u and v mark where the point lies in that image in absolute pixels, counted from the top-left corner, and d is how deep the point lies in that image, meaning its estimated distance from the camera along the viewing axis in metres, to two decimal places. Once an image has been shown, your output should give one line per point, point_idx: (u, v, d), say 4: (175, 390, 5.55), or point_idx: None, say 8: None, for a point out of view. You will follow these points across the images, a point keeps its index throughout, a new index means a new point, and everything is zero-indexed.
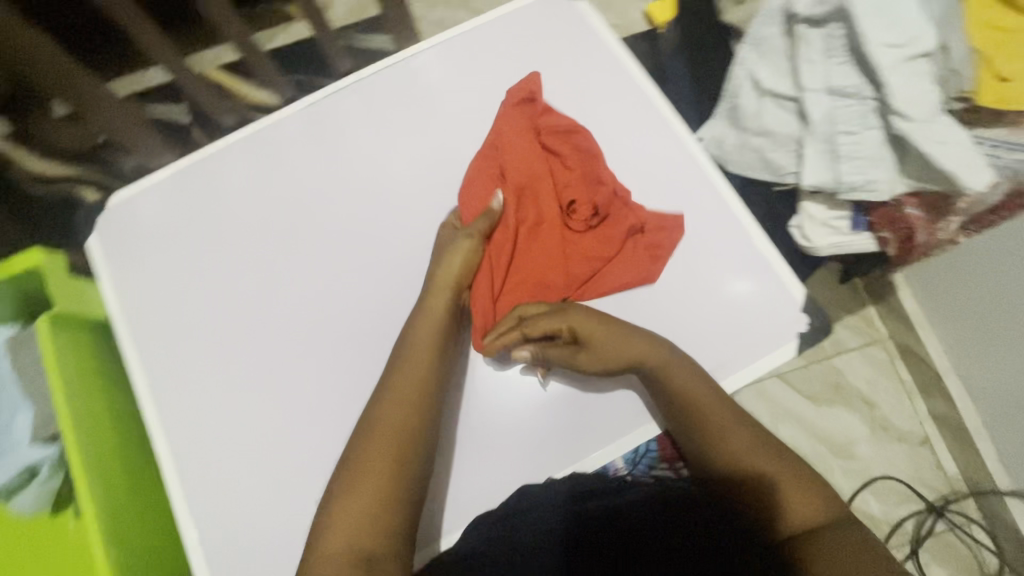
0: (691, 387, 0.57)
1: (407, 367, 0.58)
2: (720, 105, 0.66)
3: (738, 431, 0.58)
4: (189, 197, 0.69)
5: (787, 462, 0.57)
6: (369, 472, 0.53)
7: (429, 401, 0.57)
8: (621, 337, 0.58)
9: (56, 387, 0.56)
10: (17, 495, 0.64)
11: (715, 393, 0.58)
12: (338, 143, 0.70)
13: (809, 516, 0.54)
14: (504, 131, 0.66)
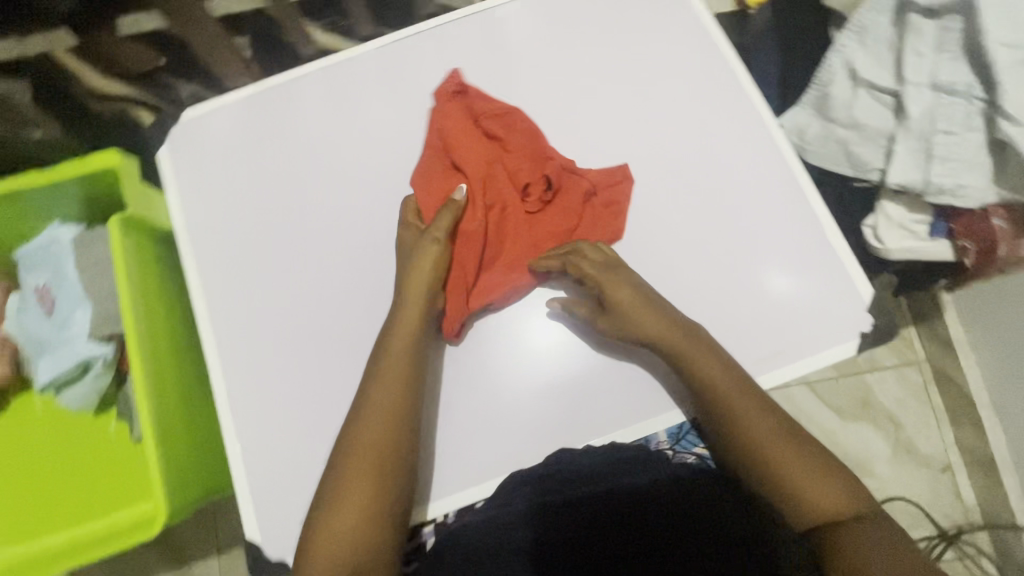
0: (711, 376, 0.56)
1: (390, 365, 0.57)
2: (808, 92, 0.65)
3: (762, 420, 0.55)
4: (261, 122, 0.69)
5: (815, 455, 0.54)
6: (359, 475, 0.53)
7: (410, 405, 0.56)
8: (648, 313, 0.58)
9: (122, 282, 0.57)
10: (72, 386, 0.67)
11: (734, 379, 0.56)
12: (414, 85, 0.70)
13: (832, 506, 0.51)
14: (449, 126, 0.65)
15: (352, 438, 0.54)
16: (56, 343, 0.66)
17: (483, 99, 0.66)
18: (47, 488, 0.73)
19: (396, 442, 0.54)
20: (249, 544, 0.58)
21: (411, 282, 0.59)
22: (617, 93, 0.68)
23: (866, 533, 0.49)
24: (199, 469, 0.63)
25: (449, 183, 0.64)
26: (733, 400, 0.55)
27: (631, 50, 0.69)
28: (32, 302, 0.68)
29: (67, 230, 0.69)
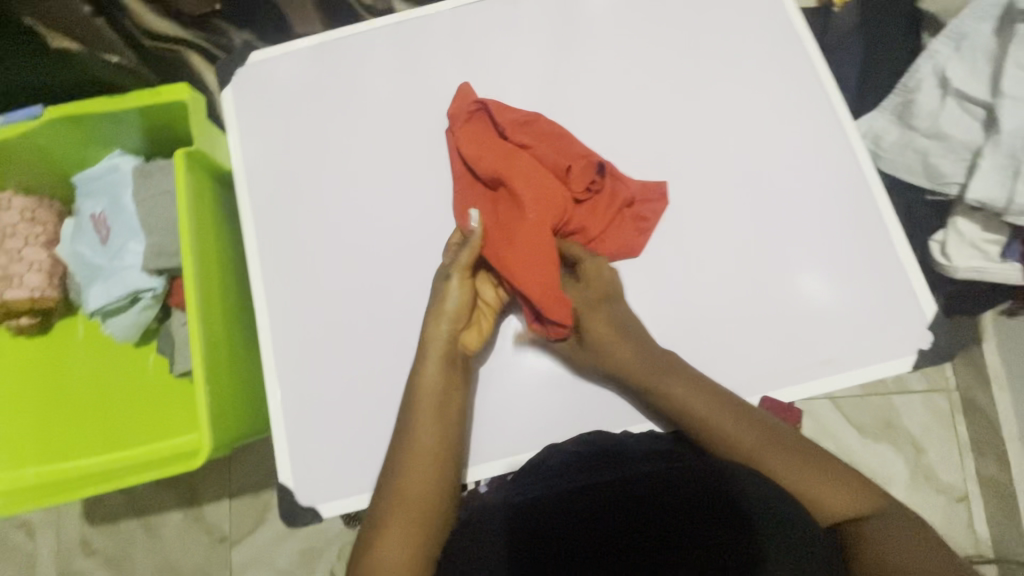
0: (687, 401, 0.55)
1: (421, 409, 0.55)
2: (892, 96, 0.67)
3: (748, 438, 0.53)
4: (324, 72, 0.68)
5: (813, 457, 0.52)
6: (402, 507, 0.51)
7: (449, 434, 0.55)
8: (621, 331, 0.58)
9: (183, 211, 0.60)
10: (118, 314, 0.68)
11: (706, 398, 0.55)
12: (484, 48, 0.68)
13: (843, 506, 0.50)
14: (465, 142, 0.62)
15: (399, 474, 0.53)
16: (106, 269, 0.68)
17: (508, 108, 0.63)
18: (77, 414, 0.74)
19: (438, 479, 0.53)
20: (279, 487, 0.58)
21: (441, 309, 0.57)
22: (692, 76, 0.66)
23: (877, 529, 0.48)
24: (233, 406, 0.65)
25: (470, 203, 0.61)
26: (715, 424, 0.54)
27: (711, 34, 0.67)
28: (86, 228, 0.70)
29: (127, 161, 0.71)
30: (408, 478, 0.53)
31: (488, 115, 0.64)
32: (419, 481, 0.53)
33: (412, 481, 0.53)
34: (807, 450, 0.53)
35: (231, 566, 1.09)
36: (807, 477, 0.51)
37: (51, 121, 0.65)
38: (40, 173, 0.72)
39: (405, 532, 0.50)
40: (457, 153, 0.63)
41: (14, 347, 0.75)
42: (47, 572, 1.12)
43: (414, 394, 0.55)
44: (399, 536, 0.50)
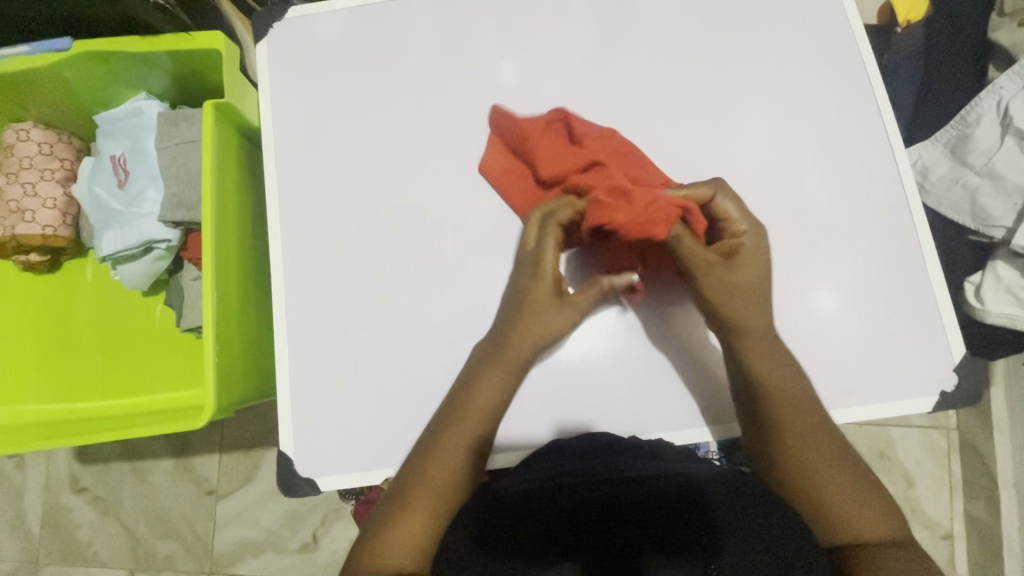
0: (776, 377, 0.53)
1: (487, 370, 0.55)
2: (947, 129, 0.67)
3: (815, 431, 0.52)
4: (366, 36, 0.66)
5: (857, 471, 0.52)
6: (426, 492, 0.51)
7: (487, 428, 0.54)
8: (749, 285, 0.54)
9: (208, 164, 0.59)
10: (128, 262, 0.67)
11: (789, 373, 0.54)
12: (532, 29, 0.66)
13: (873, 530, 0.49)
14: (537, 158, 0.59)
15: (429, 460, 0.52)
16: (122, 214, 0.66)
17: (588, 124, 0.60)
18: (80, 357, 0.73)
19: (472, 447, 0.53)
20: (280, 455, 0.57)
21: (530, 327, 0.55)
22: (744, 84, 0.63)
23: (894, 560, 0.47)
24: (238, 368, 0.64)
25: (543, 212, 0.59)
26: (792, 403, 0.53)
27: (769, 43, 0.65)
28: (106, 169, 0.69)
29: (152, 105, 0.69)
30: (439, 466, 0.52)
31: (565, 127, 0.61)
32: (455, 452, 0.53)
33: (446, 468, 0.52)
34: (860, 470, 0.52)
35: (215, 519, 1.10)
36: (849, 483, 0.51)
37: (77, 56, 0.63)
38: (63, 108, 0.70)
39: (422, 514, 0.50)
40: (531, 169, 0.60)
41: (23, 282, 0.75)
42: (34, 504, 1.13)
43: (477, 361, 0.56)
44: (413, 519, 0.50)
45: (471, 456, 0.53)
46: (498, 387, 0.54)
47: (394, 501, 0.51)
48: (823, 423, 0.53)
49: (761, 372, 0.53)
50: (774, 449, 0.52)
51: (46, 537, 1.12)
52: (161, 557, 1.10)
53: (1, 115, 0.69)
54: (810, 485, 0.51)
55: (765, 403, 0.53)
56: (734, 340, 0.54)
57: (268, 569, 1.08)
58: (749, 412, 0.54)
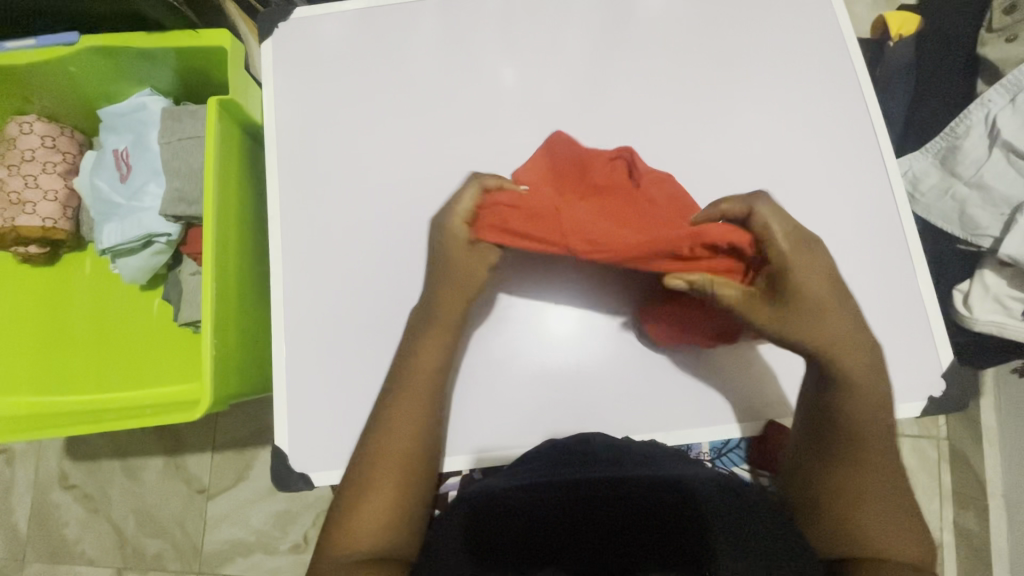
0: (861, 377, 0.49)
1: (431, 331, 0.55)
2: (938, 140, 0.69)
3: (878, 442, 0.49)
4: (370, 38, 0.67)
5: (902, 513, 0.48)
6: (385, 466, 0.51)
7: (437, 390, 0.54)
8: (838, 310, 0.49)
9: (210, 161, 0.59)
10: (127, 255, 0.67)
11: (878, 382, 0.49)
12: (533, 34, 0.67)
13: (900, 553, 0.46)
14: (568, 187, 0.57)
15: (381, 432, 0.53)
16: (123, 208, 0.67)
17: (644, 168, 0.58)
18: (75, 350, 0.73)
19: (417, 427, 0.53)
20: (276, 450, 0.58)
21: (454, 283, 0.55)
22: (740, 92, 0.65)
23: None
24: (235, 362, 0.64)
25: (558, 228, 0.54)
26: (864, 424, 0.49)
27: (765, 53, 0.66)
28: (108, 162, 0.69)
29: (156, 101, 0.70)
30: (396, 437, 0.52)
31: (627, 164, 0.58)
32: (402, 428, 0.53)
33: (403, 440, 0.52)
34: (903, 488, 0.49)
35: (205, 519, 1.10)
36: (883, 516, 0.47)
37: (84, 49, 0.63)
38: (67, 102, 0.71)
39: (392, 494, 0.51)
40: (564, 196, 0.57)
41: (21, 273, 0.75)
42: (22, 500, 1.12)
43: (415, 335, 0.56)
44: (381, 497, 0.50)
45: (425, 421, 0.53)
46: (439, 349, 0.55)
47: (360, 484, 0.51)
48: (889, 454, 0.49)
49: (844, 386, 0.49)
50: (828, 452, 0.49)
51: (33, 534, 1.11)
52: (149, 556, 1.09)
53: (5, 108, 0.70)
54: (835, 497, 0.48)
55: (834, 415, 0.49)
56: (818, 362, 0.50)
57: (258, 570, 1.07)
58: (810, 422, 0.51)
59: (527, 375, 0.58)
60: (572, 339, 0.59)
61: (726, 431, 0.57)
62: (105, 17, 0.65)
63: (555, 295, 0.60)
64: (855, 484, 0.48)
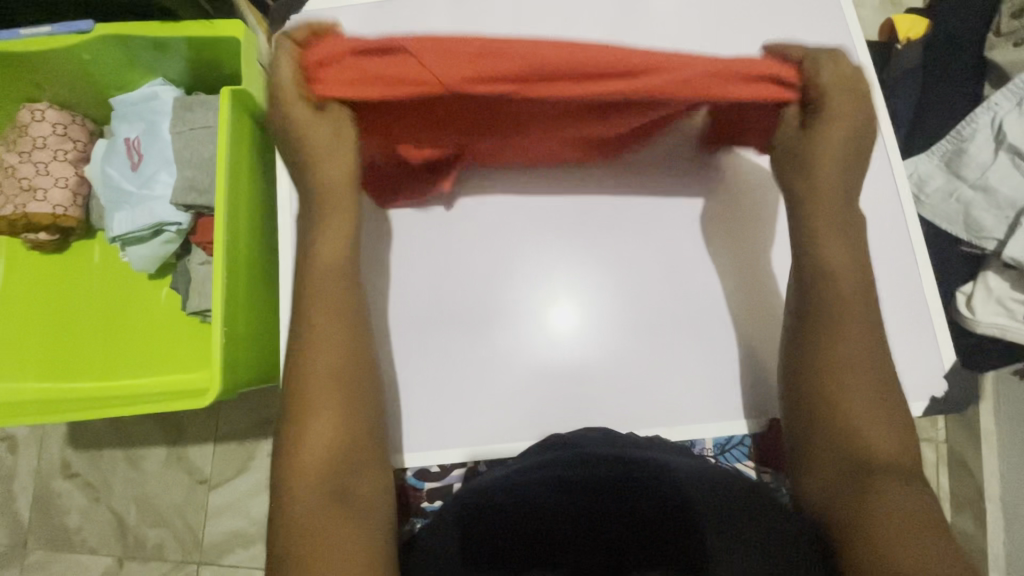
0: (841, 273, 0.50)
1: (328, 221, 0.52)
2: (943, 143, 0.69)
3: (857, 347, 0.49)
4: (382, 31, 0.67)
5: (894, 427, 0.46)
6: (320, 388, 0.48)
7: (351, 287, 0.52)
8: (837, 232, 0.51)
9: (221, 150, 0.60)
10: (137, 244, 0.67)
11: (858, 270, 0.50)
12: (543, 32, 0.67)
13: (885, 455, 0.45)
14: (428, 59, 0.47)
15: (306, 356, 0.49)
16: (134, 197, 0.67)
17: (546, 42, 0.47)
18: (83, 338, 0.73)
19: (344, 338, 0.50)
20: None
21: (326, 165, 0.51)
22: None
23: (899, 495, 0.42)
24: (243, 352, 0.65)
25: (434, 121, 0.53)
26: (846, 341, 0.49)
27: None
28: (119, 151, 0.69)
29: (168, 91, 0.70)
30: (320, 357, 0.49)
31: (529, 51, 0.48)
32: (324, 336, 0.49)
33: (327, 357, 0.49)
34: (888, 394, 0.48)
35: (206, 508, 1.10)
36: (874, 437, 0.46)
37: (96, 37, 0.63)
38: (79, 90, 0.71)
39: (331, 415, 0.47)
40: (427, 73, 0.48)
41: (30, 261, 0.75)
42: (25, 487, 1.13)
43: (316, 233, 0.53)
44: (322, 422, 0.47)
45: (354, 333, 0.51)
46: (339, 232, 0.52)
47: (295, 417, 0.47)
48: (876, 372, 0.48)
49: (827, 311, 0.50)
50: (807, 357, 0.50)
51: (35, 521, 1.12)
52: (150, 545, 1.09)
53: (17, 95, 0.70)
54: (819, 421, 0.48)
55: (814, 335, 0.50)
56: (800, 259, 0.52)
57: (257, 562, 1.08)
58: (798, 323, 0.51)
59: (534, 369, 0.59)
60: (577, 333, 0.59)
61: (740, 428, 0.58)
62: (119, 6, 0.65)
63: (561, 290, 0.60)
64: (838, 387, 0.48)
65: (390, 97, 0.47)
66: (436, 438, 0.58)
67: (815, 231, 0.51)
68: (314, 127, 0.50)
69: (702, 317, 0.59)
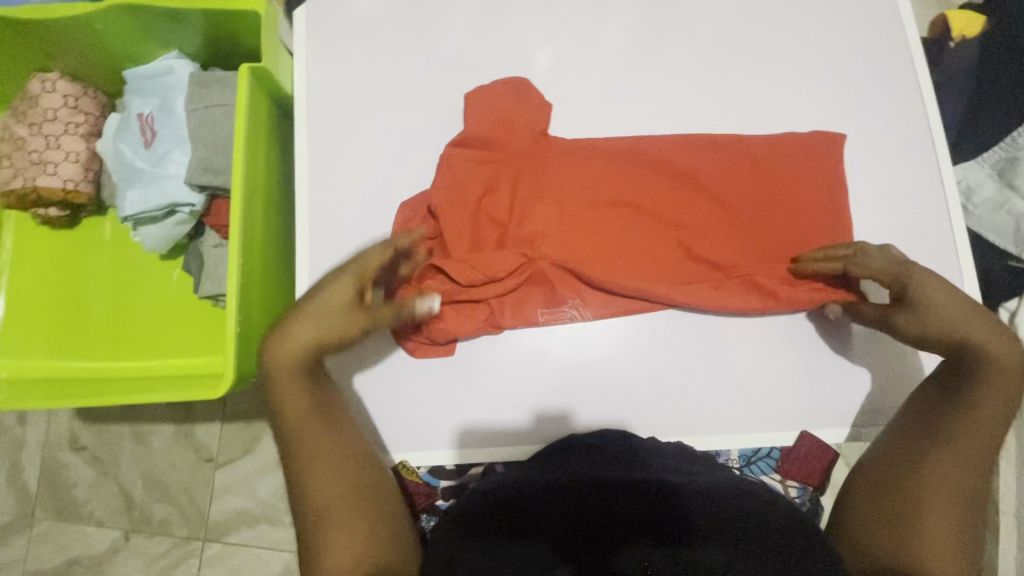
0: (982, 402, 0.47)
1: (307, 319, 0.47)
2: (996, 151, 0.70)
3: (972, 469, 0.45)
4: (409, 11, 0.65)
5: (972, 564, 0.43)
6: (327, 522, 0.45)
7: (319, 408, 0.48)
8: (974, 312, 0.49)
9: (239, 130, 0.57)
10: (150, 224, 0.65)
11: (1002, 410, 0.47)
12: (575, 18, 0.65)
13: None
14: (515, 222, 0.60)
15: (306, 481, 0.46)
16: (147, 175, 0.65)
17: (614, 218, 0.61)
18: (93, 318, 0.72)
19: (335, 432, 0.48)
20: None
21: (325, 304, 0.48)
22: (782, 91, 0.63)
23: None
24: (258, 339, 0.63)
25: (513, 239, 0.59)
26: (965, 460, 0.46)
27: (814, 51, 0.64)
28: (131, 126, 0.67)
29: (183, 65, 0.67)
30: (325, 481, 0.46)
31: (625, 206, 0.61)
32: (304, 417, 0.47)
33: (332, 480, 0.46)
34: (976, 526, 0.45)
35: (212, 487, 1.10)
36: (950, 557, 0.43)
37: (112, 7, 0.61)
38: (91, 61, 0.68)
39: (344, 539, 0.44)
40: (508, 221, 0.60)
41: (38, 236, 0.73)
42: (32, 458, 1.13)
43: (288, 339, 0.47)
44: (346, 531, 0.44)
45: (344, 451, 0.47)
46: (299, 387, 0.47)
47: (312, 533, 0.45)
48: (976, 516, 0.45)
49: (945, 429, 0.47)
50: (921, 460, 0.47)
51: (42, 493, 1.12)
52: (156, 522, 1.10)
53: (28, 64, 0.68)
54: (896, 526, 0.45)
55: (934, 456, 0.46)
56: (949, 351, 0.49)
57: (263, 540, 1.08)
58: (920, 423, 0.49)
59: (553, 369, 0.59)
60: (597, 335, 0.60)
61: (766, 438, 0.58)
62: None
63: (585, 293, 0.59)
64: (937, 501, 0.45)
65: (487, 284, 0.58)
66: (429, 439, 0.58)
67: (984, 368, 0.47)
68: (320, 314, 0.48)
69: (721, 329, 0.60)
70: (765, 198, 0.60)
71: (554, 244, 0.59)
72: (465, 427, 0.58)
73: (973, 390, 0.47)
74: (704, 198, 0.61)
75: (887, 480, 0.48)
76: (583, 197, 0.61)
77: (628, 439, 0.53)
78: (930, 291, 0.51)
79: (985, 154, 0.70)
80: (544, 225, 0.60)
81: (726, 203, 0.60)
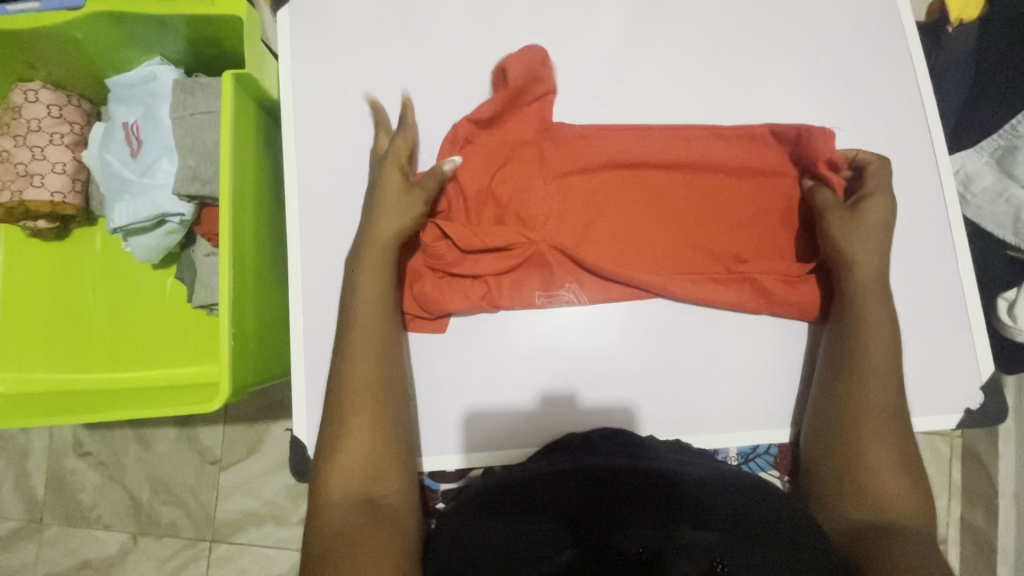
0: (872, 321, 0.53)
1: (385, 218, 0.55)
2: (995, 139, 0.69)
3: (880, 390, 0.52)
4: (393, 10, 0.63)
5: (912, 482, 0.49)
6: (355, 424, 0.50)
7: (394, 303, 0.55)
8: (871, 241, 0.55)
9: (225, 134, 0.57)
10: (139, 235, 0.65)
11: (884, 320, 0.53)
12: (564, 12, 0.63)
13: (903, 509, 0.48)
14: (523, 204, 0.60)
15: (348, 361, 0.52)
16: (135, 185, 0.64)
17: (608, 212, 0.61)
18: (91, 329, 0.72)
19: (386, 339, 0.53)
20: (293, 440, 0.57)
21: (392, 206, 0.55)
22: (776, 82, 0.62)
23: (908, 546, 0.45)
24: (252, 349, 0.62)
25: (511, 219, 0.60)
26: (868, 383, 0.52)
27: (808, 40, 0.63)
28: (117, 136, 0.66)
29: (167, 72, 0.66)
30: (365, 377, 0.51)
31: (624, 197, 0.61)
32: (379, 305, 0.54)
33: (371, 377, 0.51)
34: (904, 445, 0.51)
35: (218, 488, 1.11)
36: (892, 487, 0.49)
37: (90, 15, 0.60)
38: (72, 69, 0.67)
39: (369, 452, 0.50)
40: (509, 207, 0.60)
41: (32, 248, 0.73)
42: (38, 465, 1.14)
43: (373, 226, 0.55)
44: (360, 452, 0.50)
45: (390, 362, 0.53)
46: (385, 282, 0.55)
47: (332, 444, 0.50)
48: (903, 438, 0.51)
49: (855, 365, 0.53)
50: (838, 397, 0.53)
51: (49, 498, 1.13)
52: (163, 523, 1.11)
53: (9, 75, 0.67)
54: (840, 462, 0.51)
55: (843, 388, 0.53)
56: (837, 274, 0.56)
57: (270, 539, 1.09)
58: (829, 362, 0.54)
59: (552, 373, 0.58)
60: (590, 337, 0.59)
61: (762, 436, 0.58)
62: None
63: (583, 295, 0.59)
64: (858, 430, 0.51)
65: (488, 258, 0.59)
66: (431, 445, 0.57)
67: (862, 289, 0.54)
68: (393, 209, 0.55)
69: (724, 323, 0.59)
70: (781, 187, 0.60)
71: (557, 224, 0.60)
72: (463, 430, 0.58)
73: (853, 305, 0.54)
74: (710, 184, 0.61)
75: (836, 429, 0.52)
76: (580, 185, 0.61)
77: (609, 432, 0.54)
78: (866, 223, 0.55)
79: (985, 142, 0.70)
80: (549, 211, 0.60)
81: (737, 190, 0.60)
